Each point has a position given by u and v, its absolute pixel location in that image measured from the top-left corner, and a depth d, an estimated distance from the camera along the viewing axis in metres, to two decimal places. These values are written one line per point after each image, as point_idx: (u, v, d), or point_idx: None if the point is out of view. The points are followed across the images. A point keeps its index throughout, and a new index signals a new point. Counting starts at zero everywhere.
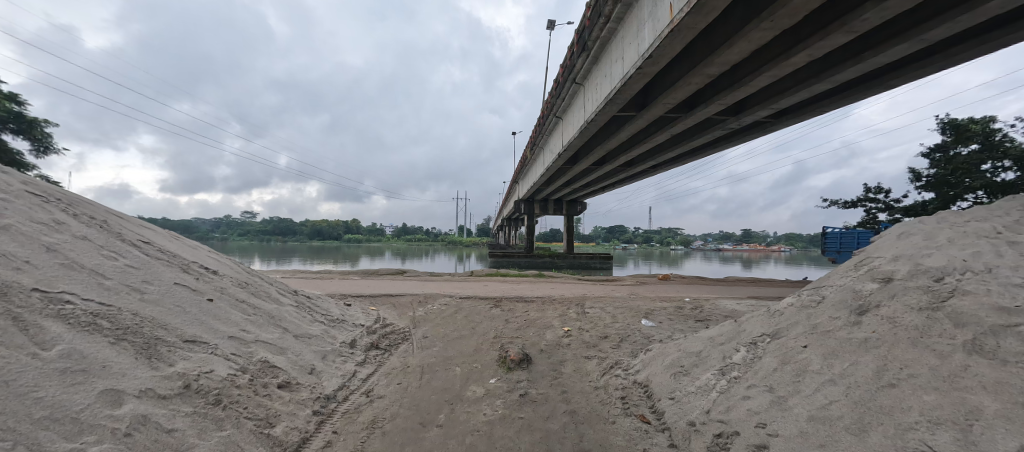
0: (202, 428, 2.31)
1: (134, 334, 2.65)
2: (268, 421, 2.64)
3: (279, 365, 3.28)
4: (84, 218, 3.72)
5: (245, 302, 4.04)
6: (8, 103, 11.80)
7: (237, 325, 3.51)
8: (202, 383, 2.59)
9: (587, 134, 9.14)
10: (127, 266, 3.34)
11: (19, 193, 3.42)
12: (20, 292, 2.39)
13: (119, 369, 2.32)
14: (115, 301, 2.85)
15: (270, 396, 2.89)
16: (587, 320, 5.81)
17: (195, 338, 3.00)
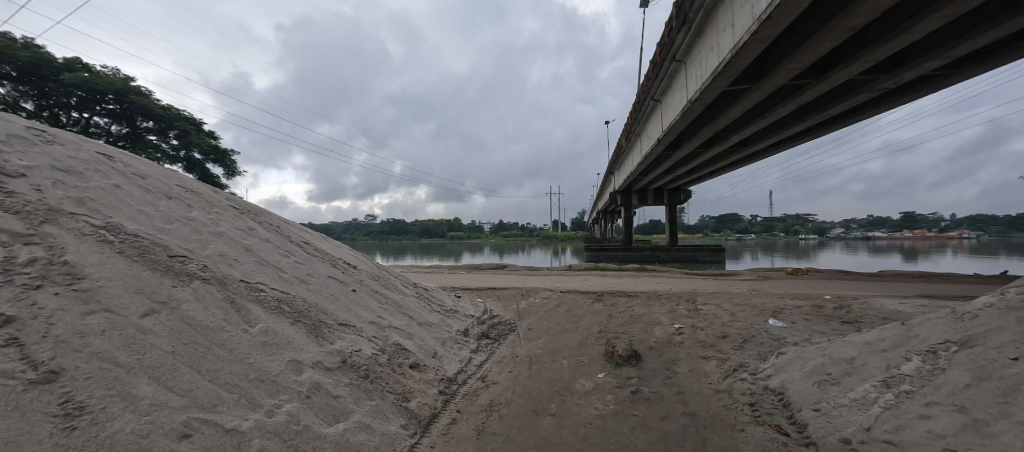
0: (357, 396, 2.76)
1: (305, 316, 3.27)
2: (405, 396, 3.02)
3: (409, 348, 3.72)
4: (265, 224, 4.71)
5: (379, 292, 4.69)
6: (209, 140, 15.53)
7: (374, 312, 4.09)
8: (354, 359, 3.09)
9: (691, 115, 8.36)
10: (296, 262, 4.14)
11: (226, 207, 4.48)
12: (233, 281, 3.15)
13: (297, 344, 2.90)
14: (290, 289, 3.57)
15: (405, 374, 3.30)
16: (700, 317, 5.36)
17: (347, 322, 3.58)
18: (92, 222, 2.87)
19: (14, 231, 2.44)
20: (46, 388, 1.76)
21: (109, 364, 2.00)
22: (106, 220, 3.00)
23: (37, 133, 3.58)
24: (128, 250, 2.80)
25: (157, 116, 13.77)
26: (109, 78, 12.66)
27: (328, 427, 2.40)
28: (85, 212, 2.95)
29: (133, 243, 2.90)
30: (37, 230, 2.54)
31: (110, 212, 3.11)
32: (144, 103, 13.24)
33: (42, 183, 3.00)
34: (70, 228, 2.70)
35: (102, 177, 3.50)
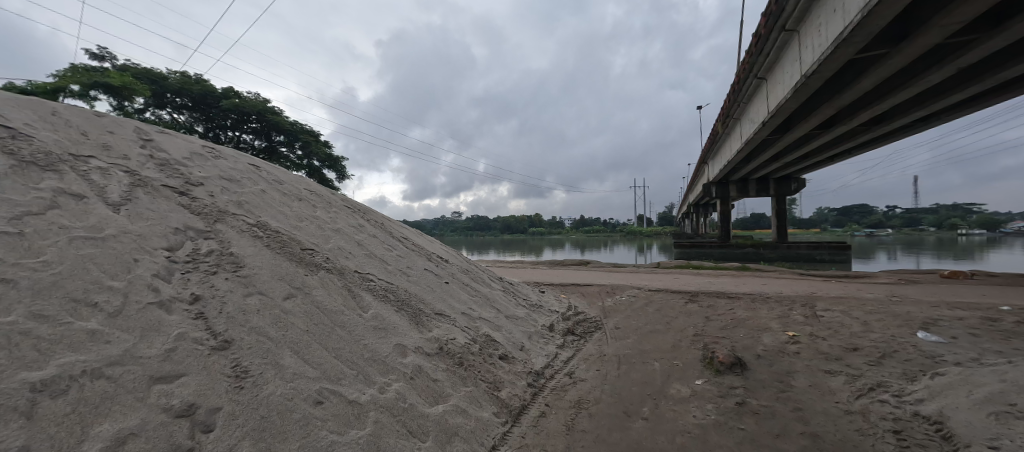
0: (454, 382, 2.95)
1: (407, 304, 3.60)
2: (496, 385, 3.15)
3: (498, 340, 3.88)
4: (372, 221, 5.30)
5: (469, 285, 4.96)
6: (325, 149, 17.92)
7: (466, 304, 4.34)
8: (450, 347, 3.32)
9: (805, 91, 7.24)
10: (398, 255, 4.57)
11: (342, 207, 5.14)
12: (349, 272, 3.61)
13: (402, 329, 3.20)
14: (395, 279, 3.97)
15: (495, 364, 3.45)
16: (821, 325, 4.64)
17: (442, 312, 3.85)
18: (247, 221, 3.51)
19: (197, 228, 3.09)
20: (223, 354, 2.20)
21: (263, 337, 2.44)
22: (257, 218, 3.66)
23: (208, 150, 4.48)
24: (272, 243, 3.36)
25: (286, 131, 16.27)
26: (253, 101, 15.31)
27: (430, 407, 2.60)
28: (243, 212, 3.62)
29: (275, 237, 3.47)
30: (212, 227, 3.18)
31: (259, 212, 3.77)
32: (277, 120, 15.73)
33: (213, 189, 3.75)
34: (233, 226, 3.34)
35: (252, 183, 4.26)
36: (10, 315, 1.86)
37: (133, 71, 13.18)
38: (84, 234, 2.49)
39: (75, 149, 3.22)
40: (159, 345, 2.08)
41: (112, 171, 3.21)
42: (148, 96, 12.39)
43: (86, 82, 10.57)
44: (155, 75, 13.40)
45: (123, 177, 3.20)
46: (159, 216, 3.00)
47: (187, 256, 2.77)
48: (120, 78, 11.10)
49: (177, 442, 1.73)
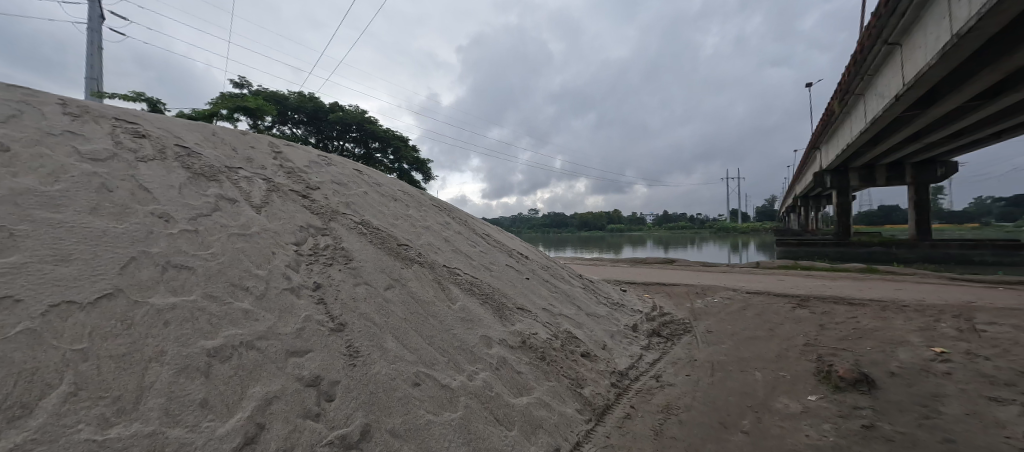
0: (537, 375, 3.01)
1: (491, 298, 3.77)
2: (579, 383, 3.15)
3: (580, 337, 3.86)
4: (457, 219, 5.63)
5: (549, 281, 5.03)
6: (413, 153, 19.44)
7: (546, 300, 4.40)
8: (532, 341, 3.39)
9: (959, 54, 5.88)
10: (481, 251, 4.80)
11: (431, 206, 5.55)
12: (439, 266, 3.88)
13: (487, 322, 3.36)
14: (479, 274, 4.18)
15: (577, 361, 3.45)
16: (984, 342, 3.76)
17: (524, 307, 3.95)
18: (354, 219, 3.98)
19: (316, 226, 3.59)
20: (339, 335, 2.54)
21: (370, 322, 2.75)
22: (362, 217, 4.12)
23: (322, 158, 5.17)
24: (374, 239, 3.77)
25: (380, 138, 17.97)
26: (353, 113, 17.22)
27: (515, 398, 2.69)
28: (351, 212, 4.11)
29: (376, 234, 3.88)
30: (327, 226, 3.67)
31: (363, 212, 4.24)
32: (373, 129, 17.45)
33: (328, 192, 4.32)
34: (343, 224, 3.81)
35: (357, 186, 4.82)
36: (192, 295, 2.36)
37: (264, 95, 15.68)
38: (237, 231, 3.05)
39: (229, 162, 3.96)
40: (292, 324, 2.46)
41: (254, 179, 3.88)
42: (275, 115, 14.67)
43: (232, 108, 12.87)
44: (279, 97, 15.79)
45: (262, 184, 3.85)
46: (288, 216, 3.54)
47: (309, 250, 3.24)
48: (255, 102, 13.30)
49: (307, 407, 2.04)
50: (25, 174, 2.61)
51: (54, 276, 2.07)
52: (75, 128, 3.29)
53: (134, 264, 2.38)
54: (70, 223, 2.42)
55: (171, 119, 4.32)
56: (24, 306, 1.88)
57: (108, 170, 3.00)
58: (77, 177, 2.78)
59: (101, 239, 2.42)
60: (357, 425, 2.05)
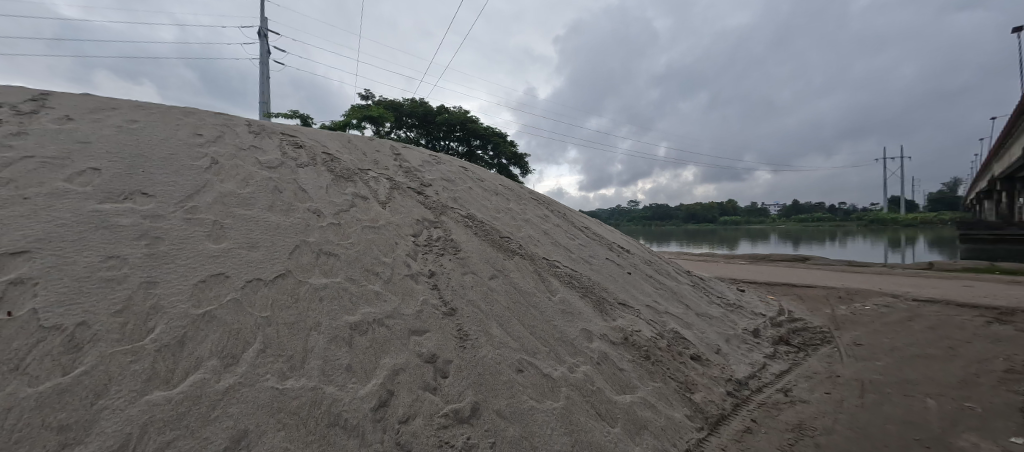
0: (641, 374, 2.90)
1: (591, 292, 3.75)
2: (688, 387, 2.94)
3: (689, 339, 3.60)
4: (556, 212, 5.68)
5: (652, 277, 4.84)
6: (511, 148, 20.11)
7: (650, 296, 4.22)
8: (635, 339, 3.27)
9: None
10: (581, 244, 4.79)
11: (530, 199, 5.70)
12: (539, 258, 3.98)
13: (587, 315, 3.35)
14: (578, 267, 4.17)
15: (686, 364, 3.22)
16: None
17: (626, 302, 3.83)
18: (461, 213, 4.30)
19: (430, 219, 3.98)
20: (451, 319, 2.79)
21: (477, 309, 2.96)
22: (468, 210, 4.44)
23: (433, 157, 5.68)
24: (479, 232, 4.02)
25: (480, 135, 19.00)
26: (457, 114, 18.49)
27: (617, 395, 2.63)
28: (458, 206, 4.45)
29: (481, 227, 4.14)
30: (439, 219, 4.04)
31: (469, 206, 4.56)
32: (474, 127, 18.52)
33: (438, 188, 4.74)
34: (452, 217, 4.15)
35: (463, 182, 5.19)
36: (338, 277, 2.84)
37: (384, 104, 17.82)
38: (369, 224, 3.56)
39: (361, 165, 4.62)
40: (413, 306, 2.79)
41: (380, 179, 4.46)
42: (393, 121, 16.56)
43: (360, 117, 14.94)
44: (395, 105, 17.77)
45: (386, 183, 4.41)
46: (407, 211, 3.99)
47: (425, 241, 3.62)
48: (377, 110, 15.22)
49: (426, 381, 2.29)
50: (228, 180, 3.43)
51: (248, 259, 2.69)
52: (256, 143, 4.19)
53: (298, 250, 2.94)
54: (256, 218, 3.11)
55: (318, 130, 5.20)
56: (231, 281, 2.49)
57: (278, 176, 3.76)
58: (259, 182, 3.55)
59: (276, 230, 3.06)
60: (468, 402, 2.23)
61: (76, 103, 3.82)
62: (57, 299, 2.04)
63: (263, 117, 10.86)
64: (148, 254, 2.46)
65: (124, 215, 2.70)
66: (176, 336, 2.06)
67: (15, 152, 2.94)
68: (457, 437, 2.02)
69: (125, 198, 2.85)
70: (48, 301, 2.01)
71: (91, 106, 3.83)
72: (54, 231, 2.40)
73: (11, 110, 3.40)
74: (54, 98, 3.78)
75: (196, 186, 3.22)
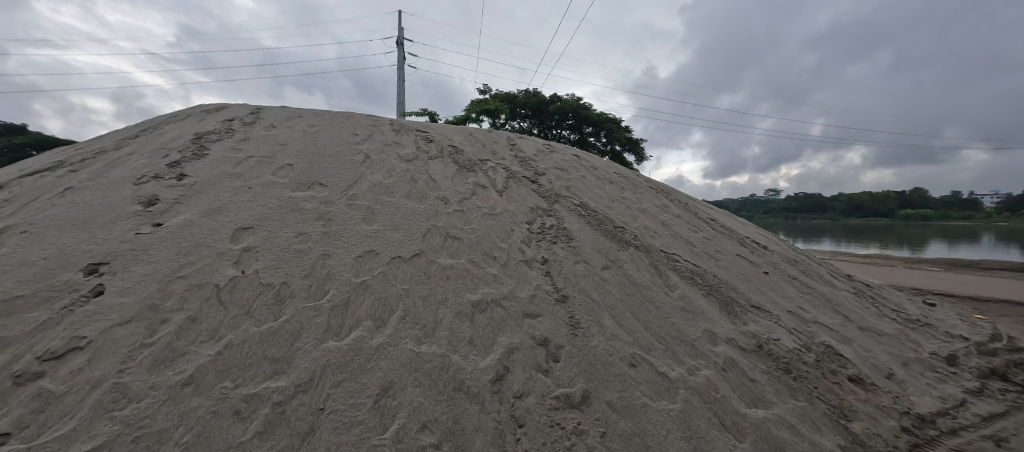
0: (778, 389, 2.53)
1: (716, 291, 3.39)
2: (844, 413, 2.45)
3: (846, 356, 2.99)
4: (676, 201, 5.25)
5: (797, 280, 4.12)
6: (625, 134, 19.13)
7: (793, 301, 3.63)
8: (772, 348, 2.86)
9: None
10: (705, 238, 4.35)
11: (647, 187, 5.37)
12: (656, 251, 3.76)
13: (711, 316, 3.06)
14: (702, 262, 3.81)
15: (841, 385, 2.68)
16: None
17: (760, 305, 3.37)
18: (574, 202, 4.29)
19: (543, 208, 4.08)
20: (563, 305, 2.85)
21: (589, 298, 2.96)
22: (580, 199, 4.41)
23: (547, 146, 5.77)
24: (592, 221, 3.97)
25: (593, 122, 18.51)
26: (570, 102, 18.33)
27: (747, 408, 2.35)
28: (571, 195, 4.46)
29: (594, 216, 4.08)
30: (552, 207, 4.12)
31: (581, 194, 4.53)
32: (587, 114, 18.14)
33: (551, 177, 4.81)
34: (565, 205, 4.19)
35: (576, 170, 5.16)
36: (462, 258, 3.13)
37: (500, 97, 18.67)
38: (487, 211, 3.82)
39: (481, 156, 4.96)
40: (527, 290, 2.93)
41: (498, 168, 4.73)
42: (508, 113, 17.25)
43: (479, 111, 15.96)
44: (510, 97, 18.46)
45: (503, 172, 4.65)
46: (522, 199, 4.16)
47: (538, 229, 3.73)
48: (494, 103, 16.05)
49: (538, 362, 2.39)
50: (377, 172, 4.06)
51: (391, 239, 3.16)
52: (397, 140, 4.84)
53: (429, 233, 3.34)
54: (398, 204, 3.62)
55: (445, 125, 5.74)
56: (380, 257, 2.97)
57: (414, 167, 4.29)
58: (400, 173, 4.11)
59: (412, 215, 3.52)
60: (579, 388, 2.26)
61: (277, 113, 4.96)
62: (270, 264, 2.72)
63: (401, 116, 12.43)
64: (324, 232, 3.09)
65: (308, 201, 3.43)
66: (343, 298, 2.56)
67: (244, 153, 3.98)
68: (568, 421, 2.08)
69: (308, 188, 3.61)
70: (266, 265, 2.70)
71: (286, 115, 4.92)
72: (267, 212, 3.19)
73: (241, 122, 4.60)
74: (264, 111, 4.97)
75: (355, 177, 3.90)
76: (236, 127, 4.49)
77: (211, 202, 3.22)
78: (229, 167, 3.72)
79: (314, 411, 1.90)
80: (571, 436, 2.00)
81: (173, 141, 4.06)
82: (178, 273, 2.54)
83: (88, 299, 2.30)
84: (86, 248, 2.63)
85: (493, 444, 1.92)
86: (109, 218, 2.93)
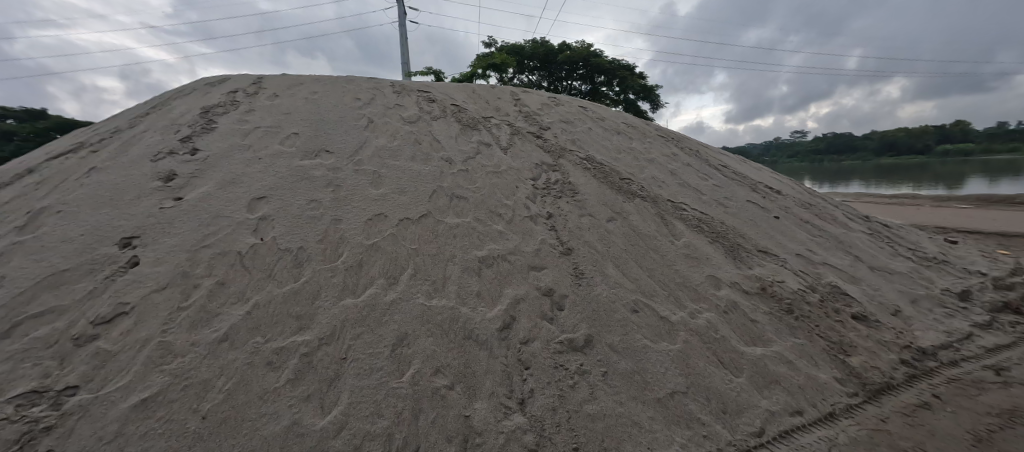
0: (778, 328, 2.60)
1: (723, 238, 3.40)
2: (843, 349, 2.53)
3: (852, 295, 3.02)
4: (687, 149, 5.11)
5: (809, 223, 4.06)
6: (640, 81, 18.23)
7: (803, 245, 3.61)
8: (776, 290, 2.90)
9: None
10: (715, 185, 4.28)
11: (656, 136, 5.22)
12: (662, 201, 3.74)
13: (716, 262, 3.09)
14: (710, 210, 3.78)
15: (844, 323, 2.74)
16: None
17: (767, 250, 3.37)
18: (580, 155, 4.24)
19: (548, 163, 4.06)
20: (567, 258, 2.92)
21: (594, 249, 3.02)
22: (586, 152, 4.35)
23: (552, 99, 5.61)
24: (598, 174, 3.95)
25: (605, 70, 17.66)
26: (579, 50, 17.42)
27: (746, 346, 2.45)
28: (577, 148, 4.40)
29: (600, 169, 4.04)
30: (558, 162, 4.09)
31: (587, 147, 4.46)
32: (598, 62, 17.28)
33: (557, 131, 4.73)
34: (570, 160, 4.15)
35: (583, 123, 5.05)
36: (468, 217, 3.21)
37: (506, 49, 17.87)
38: (492, 169, 3.83)
39: (485, 114, 4.88)
40: (532, 245, 3.01)
41: (502, 125, 4.67)
42: (515, 66, 16.56)
43: (485, 66, 15.37)
44: (517, 48, 17.61)
45: (508, 129, 4.59)
46: (527, 155, 4.14)
47: (543, 184, 3.74)
48: (500, 57, 15.40)
49: (544, 311, 2.52)
50: (381, 136, 4.08)
51: (399, 202, 3.25)
52: (399, 102, 4.79)
53: (435, 195, 3.40)
54: (404, 167, 3.67)
55: (447, 84, 5.61)
56: (389, 220, 3.07)
57: (417, 129, 4.28)
58: (403, 136, 4.12)
59: (418, 177, 3.57)
60: (582, 333, 2.39)
61: (279, 82, 4.94)
62: (286, 231, 2.86)
63: (405, 77, 12.18)
64: (334, 198, 3.20)
65: (317, 168, 3.51)
66: (357, 260, 2.70)
67: (251, 124, 4.04)
68: (571, 363, 2.22)
69: (316, 156, 3.68)
70: (282, 232, 2.85)
71: (287, 84, 4.89)
72: (278, 181, 3.30)
73: (244, 94, 4.61)
74: (266, 80, 4.96)
75: (360, 143, 3.94)
76: (240, 98, 4.51)
77: (225, 174, 3.34)
78: (238, 140, 3.80)
79: (337, 361, 2.09)
80: (574, 375, 2.14)
81: (182, 116, 4.14)
82: (203, 243, 2.71)
83: (125, 269, 2.50)
84: (116, 224, 2.81)
85: (502, 384, 2.08)
86: (133, 194, 3.10)
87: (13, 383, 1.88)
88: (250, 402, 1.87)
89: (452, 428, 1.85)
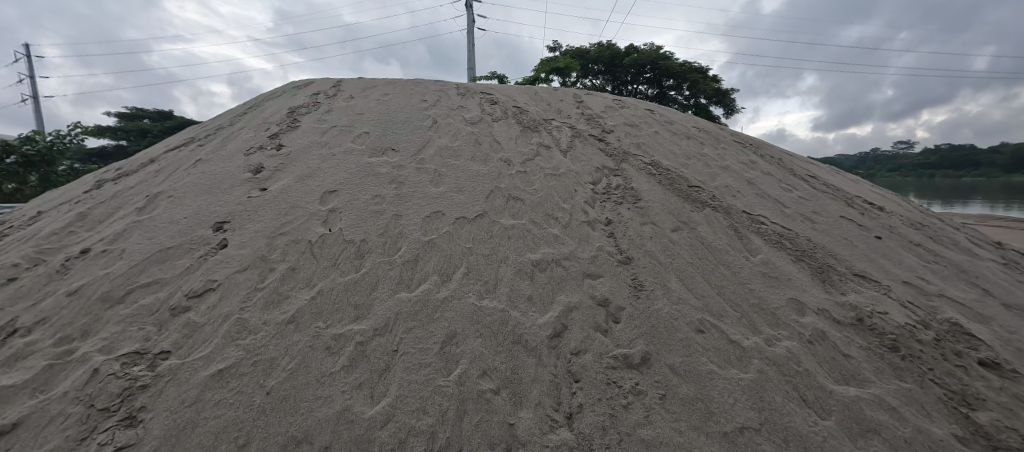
0: (879, 368, 2.21)
1: (809, 257, 2.99)
2: (967, 402, 2.08)
3: (980, 337, 2.49)
4: (767, 157, 4.62)
5: (921, 246, 3.45)
6: (713, 84, 17.04)
7: (912, 271, 3.07)
8: (876, 322, 2.48)
9: None
10: (801, 197, 3.81)
11: (732, 142, 4.79)
12: (736, 212, 3.40)
13: (800, 283, 2.73)
14: (794, 225, 3.36)
15: (968, 370, 2.26)
16: None
17: (865, 274, 2.91)
18: (644, 160, 4.01)
19: (610, 167, 3.89)
20: (626, 267, 2.75)
21: (656, 260, 2.81)
22: (651, 156, 4.11)
23: (617, 102, 5.40)
24: (663, 180, 3.70)
25: (673, 73, 16.78)
26: (647, 52, 16.74)
27: (835, 384, 2.11)
28: (641, 152, 4.16)
29: (666, 175, 3.78)
30: (620, 167, 3.90)
31: (653, 151, 4.20)
32: (666, 65, 16.49)
33: (620, 134, 4.53)
34: (634, 164, 3.94)
35: (648, 126, 4.78)
36: (523, 219, 3.16)
37: (570, 53, 17.72)
38: (550, 172, 3.75)
39: (546, 116, 4.81)
40: (589, 251, 2.87)
41: (563, 127, 4.57)
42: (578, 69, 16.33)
43: (547, 70, 15.39)
44: (581, 51, 17.32)
45: (568, 131, 4.49)
46: (588, 159, 4.00)
47: (603, 189, 3.58)
48: (563, 61, 15.29)
49: (598, 322, 2.37)
50: (443, 136, 4.18)
51: (456, 201, 3.29)
52: (462, 103, 4.90)
53: (493, 195, 3.40)
54: (463, 167, 3.72)
55: (510, 86, 5.63)
56: (447, 218, 3.12)
57: (479, 130, 4.33)
58: (465, 136, 4.19)
59: (476, 177, 3.60)
60: (639, 350, 2.21)
61: (355, 85, 5.29)
62: (352, 223, 3.02)
63: (470, 81, 12.62)
64: (396, 194, 3.32)
65: (383, 165, 3.68)
66: (413, 255, 2.76)
67: (328, 123, 4.36)
68: (624, 380, 2.06)
69: (382, 154, 3.87)
70: (348, 225, 3.01)
71: (362, 86, 5.23)
72: (348, 177, 3.50)
73: (325, 95, 5.00)
74: (344, 83, 5.34)
75: (423, 142, 4.07)
76: (321, 100, 4.91)
77: (303, 169, 3.63)
78: (317, 137, 4.11)
79: (389, 352, 2.13)
80: (627, 395, 1.99)
81: (272, 116, 4.60)
82: (280, 231, 2.94)
83: (216, 250, 2.79)
84: (212, 209, 3.16)
85: (550, 394, 1.99)
86: (228, 184, 3.47)
87: (123, 343, 2.17)
88: (309, 383, 1.96)
89: (495, 434, 1.79)
